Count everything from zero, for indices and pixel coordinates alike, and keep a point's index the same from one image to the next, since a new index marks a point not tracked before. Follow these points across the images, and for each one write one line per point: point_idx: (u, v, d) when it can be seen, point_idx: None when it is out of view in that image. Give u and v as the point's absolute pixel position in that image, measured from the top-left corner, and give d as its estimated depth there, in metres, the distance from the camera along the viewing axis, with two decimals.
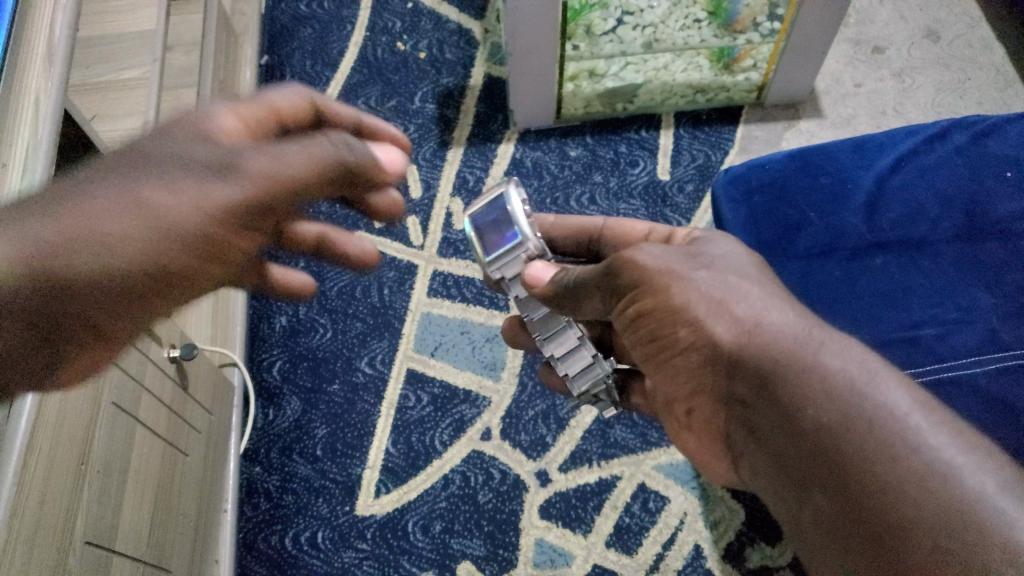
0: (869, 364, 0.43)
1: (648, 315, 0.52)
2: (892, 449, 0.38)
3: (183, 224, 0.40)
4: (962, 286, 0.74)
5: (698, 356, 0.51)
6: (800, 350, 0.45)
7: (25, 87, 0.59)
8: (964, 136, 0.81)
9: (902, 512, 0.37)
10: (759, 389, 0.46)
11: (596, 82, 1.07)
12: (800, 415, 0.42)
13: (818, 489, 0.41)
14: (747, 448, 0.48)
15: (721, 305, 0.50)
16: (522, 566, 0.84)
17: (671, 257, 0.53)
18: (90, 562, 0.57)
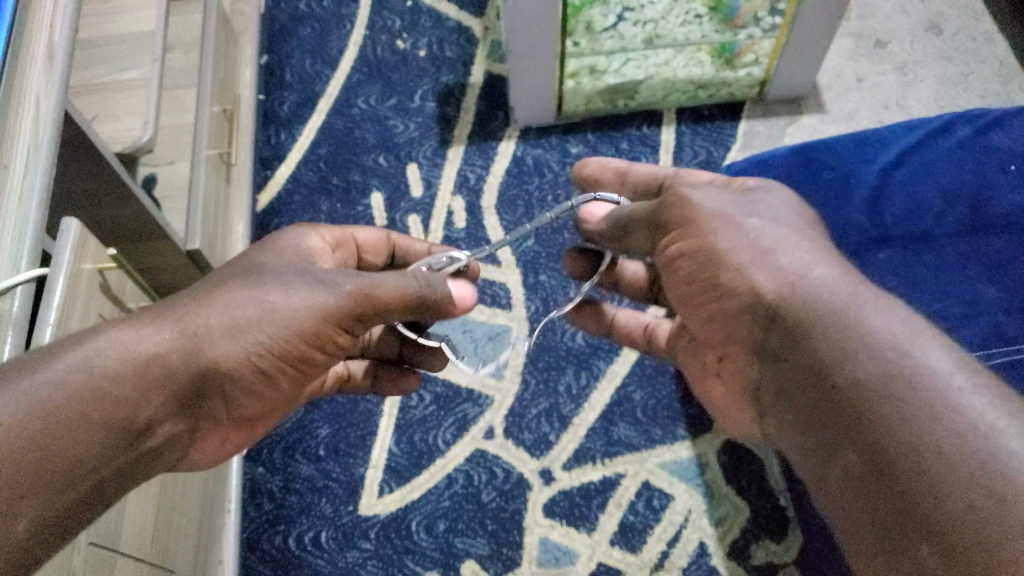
0: (911, 323, 0.43)
1: (691, 254, 0.56)
2: (930, 407, 0.38)
3: (274, 334, 0.52)
4: (965, 279, 0.73)
5: (734, 304, 0.53)
6: (843, 308, 0.45)
7: (25, 86, 0.59)
8: (967, 129, 0.81)
9: (933, 472, 0.36)
10: (795, 345, 0.47)
11: (597, 79, 1.07)
12: (836, 369, 0.43)
13: (846, 447, 0.41)
14: (774, 406, 0.49)
15: (767, 253, 0.51)
16: (526, 565, 0.84)
17: (724, 201, 0.56)
18: (95, 563, 0.57)
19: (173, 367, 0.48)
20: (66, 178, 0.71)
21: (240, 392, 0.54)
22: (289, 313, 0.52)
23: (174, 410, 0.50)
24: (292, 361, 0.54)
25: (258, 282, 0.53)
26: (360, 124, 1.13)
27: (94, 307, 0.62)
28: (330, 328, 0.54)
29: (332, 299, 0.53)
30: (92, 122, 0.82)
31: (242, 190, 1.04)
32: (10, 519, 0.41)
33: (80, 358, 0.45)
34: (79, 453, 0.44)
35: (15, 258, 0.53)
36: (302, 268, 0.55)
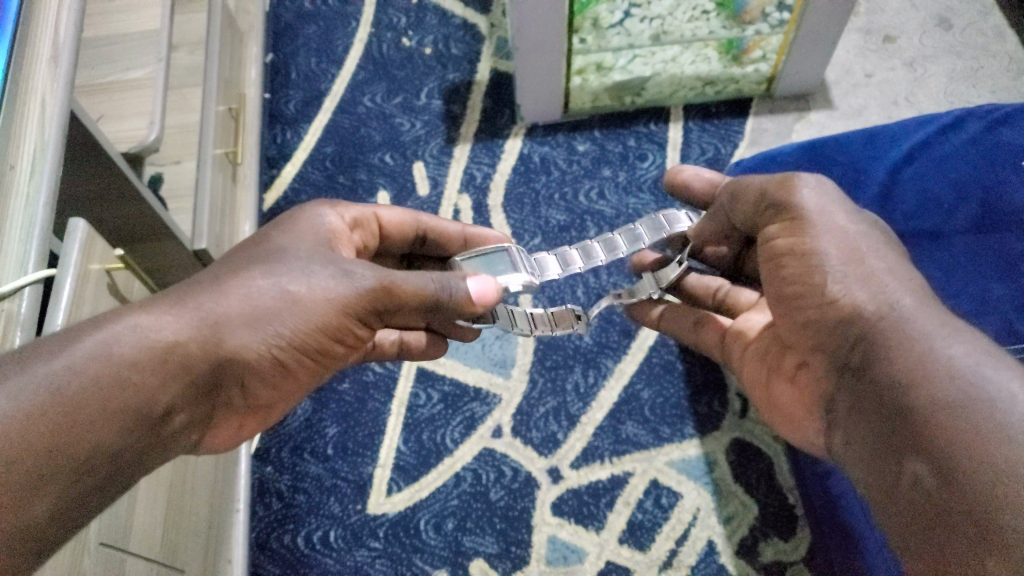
0: (1000, 357, 0.44)
1: (790, 253, 0.58)
2: (1000, 425, 0.40)
3: (290, 325, 0.52)
4: (976, 276, 0.73)
5: (826, 310, 0.54)
6: (939, 336, 0.46)
7: (31, 88, 0.59)
8: (979, 125, 0.80)
9: (991, 485, 0.38)
10: (882, 357, 0.48)
11: (604, 76, 1.06)
12: (918, 387, 0.44)
13: (915, 457, 0.43)
14: (846, 416, 0.52)
15: (869, 273, 0.53)
16: (535, 564, 0.84)
17: (843, 218, 0.57)
18: (105, 564, 0.57)
19: (194, 354, 0.48)
20: (73, 177, 0.71)
21: (257, 381, 0.54)
22: (308, 304, 0.53)
23: (194, 399, 0.50)
24: (309, 353, 0.55)
25: (273, 269, 0.53)
26: (366, 122, 1.12)
27: (102, 309, 0.62)
28: (351, 319, 0.55)
29: (349, 292, 0.54)
30: (98, 122, 0.82)
31: (248, 189, 1.04)
32: (30, 505, 0.40)
33: (101, 344, 0.45)
34: (99, 438, 0.43)
35: (23, 259, 0.53)
36: (315, 257, 0.56)
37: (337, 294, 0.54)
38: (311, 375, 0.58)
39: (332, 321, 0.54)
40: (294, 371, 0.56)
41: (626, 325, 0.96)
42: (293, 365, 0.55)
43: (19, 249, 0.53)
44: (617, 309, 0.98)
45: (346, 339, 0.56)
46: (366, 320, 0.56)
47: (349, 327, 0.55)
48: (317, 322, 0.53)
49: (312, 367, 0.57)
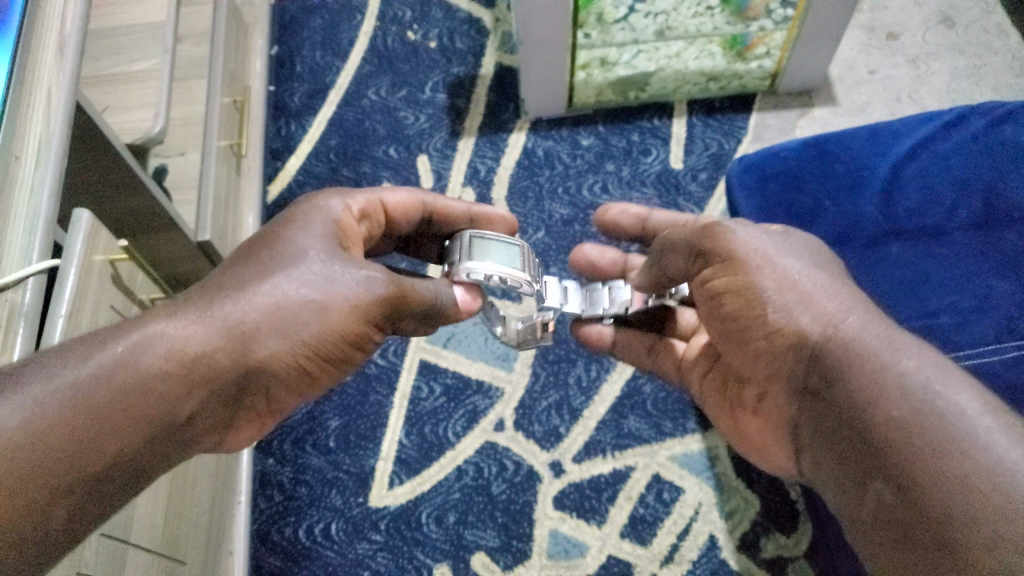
0: (946, 366, 0.45)
1: (731, 291, 0.57)
2: (960, 446, 0.40)
3: (316, 332, 0.50)
4: (977, 272, 0.73)
5: (779, 342, 0.54)
6: (882, 352, 0.47)
7: (37, 78, 0.59)
8: (981, 122, 0.81)
9: (955, 506, 0.38)
10: (836, 381, 0.48)
11: (608, 71, 1.07)
12: (875, 410, 0.44)
13: (881, 481, 0.43)
14: (813, 444, 0.52)
15: (807, 298, 0.53)
16: (537, 557, 0.84)
17: (770, 243, 0.57)
18: (106, 552, 0.57)
19: (219, 364, 0.47)
20: (75, 168, 0.71)
21: (283, 390, 0.52)
22: (332, 311, 0.51)
23: (218, 407, 0.49)
24: (336, 359, 0.53)
25: (294, 271, 0.51)
26: (371, 115, 1.12)
27: (106, 298, 0.62)
28: (365, 328, 0.53)
29: (370, 298, 0.52)
30: (104, 114, 0.82)
31: (252, 181, 1.04)
32: (47, 512, 0.40)
33: (125, 353, 0.45)
34: (117, 448, 0.43)
35: (27, 249, 0.53)
36: (340, 258, 0.53)
37: (346, 301, 0.51)
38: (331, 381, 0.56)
39: (350, 327, 0.52)
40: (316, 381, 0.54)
41: None
42: (315, 376, 0.53)
43: (23, 239, 0.53)
44: None
45: (364, 347, 0.54)
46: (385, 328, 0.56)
47: (367, 336, 0.53)
48: (336, 330, 0.51)
49: (333, 375, 0.55)
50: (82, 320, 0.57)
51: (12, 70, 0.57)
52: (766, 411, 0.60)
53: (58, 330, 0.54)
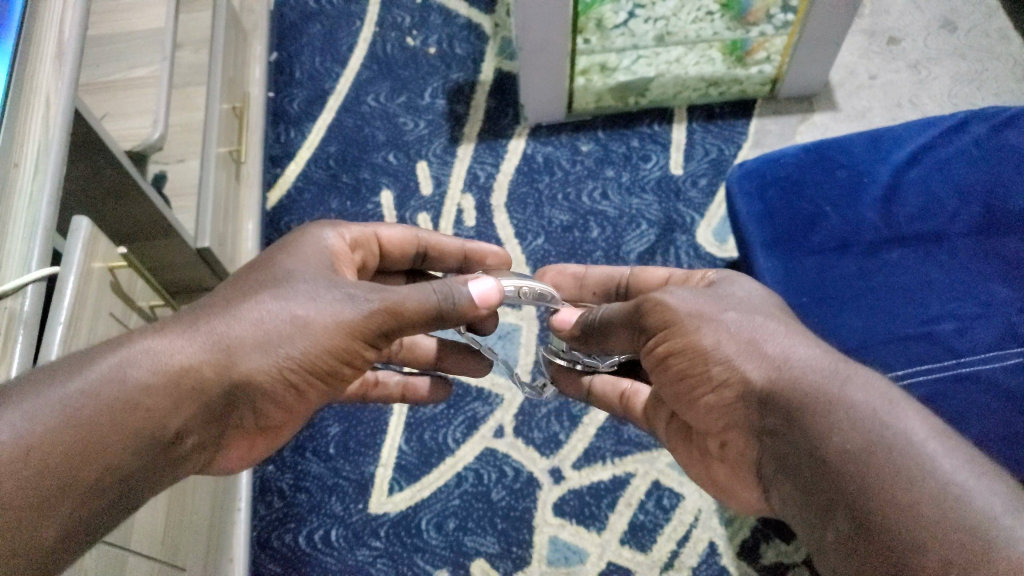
0: (892, 397, 0.45)
1: (677, 353, 0.56)
2: (908, 471, 0.40)
3: (302, 347, 0.52)
4: (979, 278, 0.73)
5: (726, 394, 0.53)
6: (829, 387, 0.47)
7: (36, 87, 0.59)
8: (982, 127, 0.81)
9: (902, 529, 0.38)
10: (792, 422, 0.47)
11: (607, 76, 1.07)
12: (824, 442, 0.44)
13: (835, 513, 0.42)
14: (775, 480, 0.50)
15: (749, 346, 0.52)
16: (537, 564, 0.84)
17: (700, 300, 0.57)
18: (107, 561, 0.57)
19: (206, 378, 0.49)
20: (73, 174, 0.71)
21: (271, 405, 0.53)
22: (317, 325, 0.52)
23: (204, 422, 0.50)
24: (323, 375, 0.54)
25: (286, 292, 0.53)
26: (370, 121, 1.12)
27: (105, 307, 0.62)
28: (354, 347, 0.54)
29: (358, 313, 0.53)
30: (103, 121, 0.82)
31: (251, 187, 1.04)
32: (35, 527, 0.40)
33: (113, 369, 0.46)
34: (106, 462, 0.43)
35: (27, 257, 0.52)
36: (327, 280, 0.55)
37: (333, 318, 0.53)
38: (319, 399, 0.57)
39: (338, 342, 0.53)
40: (304, 395, 0.55)
41: None
42: (302, 390, 0.54)
43: (23, 248, 0.53)
44: None
45: (348, 365, 0.55)
46: (374, 347, 0.55)
47: (355, 354, 0.54)
48: (326, 345, 0.52)
49: (322, 392, 0.56)
50: (81, 328, 0.57)
51: (11, 79, 0.57)
52: (730, 459, 0.57)
53: (57, 337, 0.54)
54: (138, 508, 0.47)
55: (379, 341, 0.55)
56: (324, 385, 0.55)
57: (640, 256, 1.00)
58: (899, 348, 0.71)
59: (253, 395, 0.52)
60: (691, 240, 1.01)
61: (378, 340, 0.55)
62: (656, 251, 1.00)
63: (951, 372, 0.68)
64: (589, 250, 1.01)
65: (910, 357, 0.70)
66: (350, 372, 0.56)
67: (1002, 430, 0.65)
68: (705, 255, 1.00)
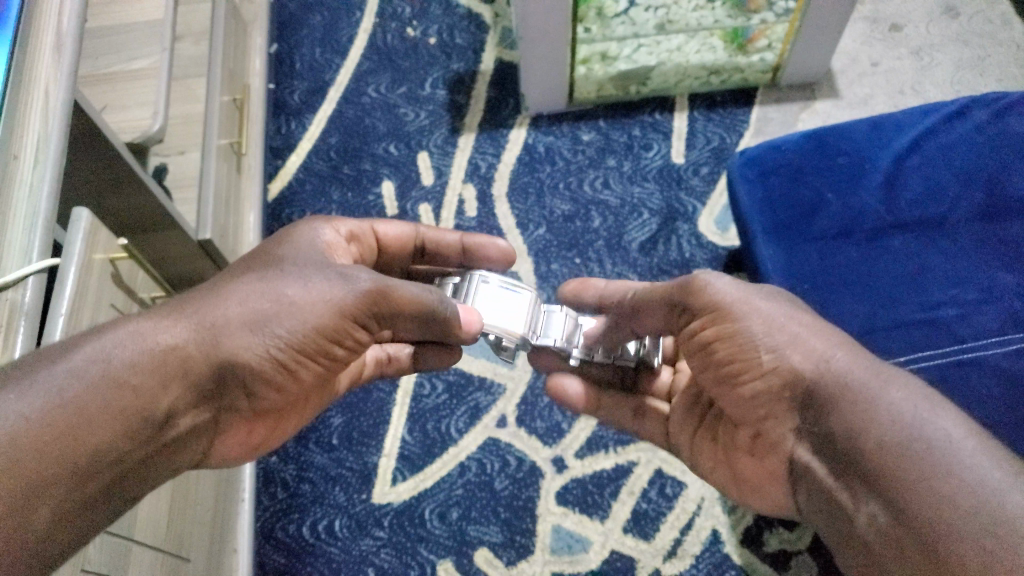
0: (935, 397, 0.46)
1: (721, 338, 0.55)
2: (947, 466, 0.41)
3: (290, 329, 0.52)
4: (981, 264, 0.73)
5: (764, 382, 0.53)
6: (871, 384, 0.47)
7: (36, 78, 0.59)
8: (984, 113, 0.80)
9: (946, 525, 0.39)
10: (832, 415, 0.48)
11: (609, 65, 1.07)
12: (864, 436, 0.45)
13: (877, 504, 0.43)
14: (811, 476, 0.51)
15: (798, 336, 0.52)
16: (540, 553, 0.84)
17: (745, 287, 0.56)
18: (111, 550, 0.57)
19: (191, 357, 0.49)
20: (74, 167, 0.71)
21: (261, 387, 0.54)
22: (305, 308, 0.53)
23: (193, 404, 0.51)
24: (312, 355, 0.55)
25: (274, 277, 0.54)
26: (370, 112, 1.12)
27: (106, 298, 0.62)
28: (343, 330, 0.54)
29: (349, 295, 0.54)
30: (103, 113, 0.82)
31: (252, 179, 1.04)
32: (29, 510, 0.40)
33: (98, 350, 0.46)
34: (98, 443, 0.44)
35: (27, 248, 0.53)
36: (320, 266, 0.56)
37: (321, 301, 0.53)
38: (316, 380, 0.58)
39: (328, 324, 0.53)
40: (297, 376, 0.55)
41: None
42: (295, 371, 0.55)
43: (23, 240, 0.53)
44: None
45: (339, 347, 0.56)
46: (366, 331, 0.56)
47: (344, 336, 0.55)
48: (317, 326, 0.53)
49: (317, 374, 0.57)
50: (82, 319, 0.57)
51: (9, 69, 0.57)
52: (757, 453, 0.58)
53: (58, 329, 0.54)
54: (134, 494, 0.47)
55: (370, 323, 0.56)
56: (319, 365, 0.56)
57: (642, 245, 1.00)
58: (901, 334, 0.71)
59: (246, 376, 0.52)
60: (693, 229, 1.01)
61: (369, 322, 0.56)
62: (658, 240, 1.00)
63: (953, 358, 0.68)
64: (591, 240, 1.01)
65: (911, 342, 0.70)
66: (342, 353, 0.57)
67: (1004, 415, 0.65)
68: (708, 244, 0.99)
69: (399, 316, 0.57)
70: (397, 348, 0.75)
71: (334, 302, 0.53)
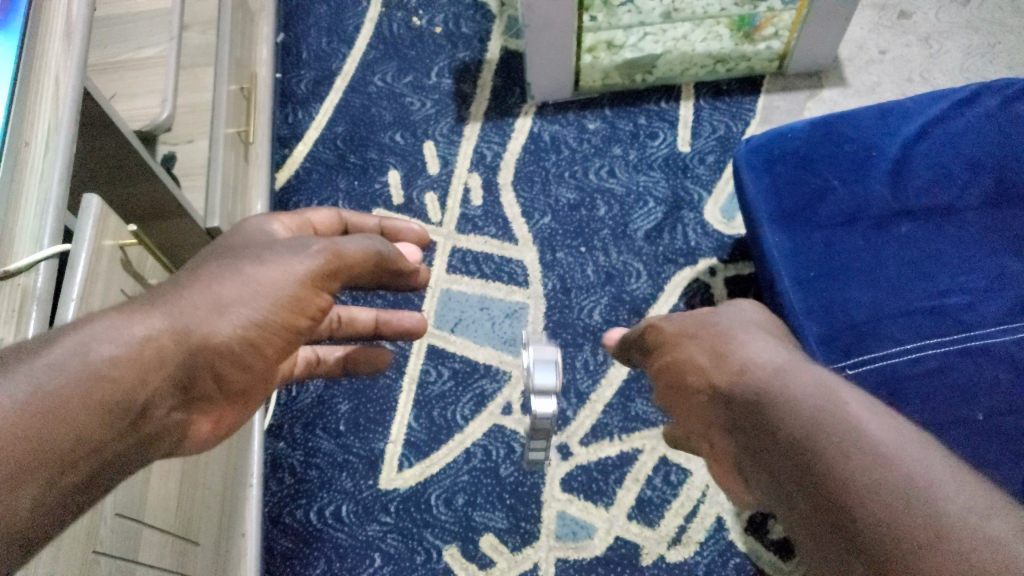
0: (855, 391, 0.40)
1: (665, 366, 0.52)
2: (867, 456, 0.35)
3: (257, 307, 0.49)
4: (988, 252, 0.73)
5: (699, 399, 0.48)
6: (781, 380, 0.41)
7: (45, 66, 0.60)
8: (993, 99, 0.80)
9: (867, 517, 0.33)
10: (754, 418, 0.41)
11: (614, 54, 1.06)
12: (783, 433, 0.39)
13: (797, 507, 0.37)
14: (746, 482, 0.43)
15: (726, 347, 0.47)
16: (545, 539, 0.85)
17: (690, 317, 0.53)
18: (121, 532, 0.58)
19: (167, 349, 0.45)
20: (86, 150, 0.72)
21: (226, 369, 0.50)
22: (265, 282, 0.50)
23: (168, 396, 0.46)
24: (275, 331, 0.51)
25: (236, 264, 0.50)
26: (377, 101, 1.13)
27: (116, 283, 0.62)
28: (299, 304, 0.52)
29: (303, 263, 0.52)
30: (111, 101, 0.83)
31: (260, 168, 1.04)
32: (15, 500, 0.36)
33: (79, 344, 0.41)
34: (83, 434, 0.40)
35: (38, 234, 0.53)
36: (277, 248, 0.53)
37: (271, 281, 0.50)
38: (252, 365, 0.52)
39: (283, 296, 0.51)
40: (252, 356, 0.51)
41: (634, 304, 0.96)
42: (251, 352, 0.51)
43: (33, 226, 0.53)
44: (628, 288, 0.97)
45: (294, 323, 0.53)
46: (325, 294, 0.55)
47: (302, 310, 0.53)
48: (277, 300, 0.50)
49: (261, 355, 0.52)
50: (93, 303, 0.58)
51: (20, 56, 0.58)
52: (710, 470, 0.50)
53: (69, 314, 0.54)
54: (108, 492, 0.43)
55: (321, 290, 0.54)
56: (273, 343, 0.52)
57: (647, 234, 1.00)
58: (906, 321, 0.71)
59: (210, 363, 0.48)
60: (700, 218, 1.01)
61: (321, 287, 0.54)
62: (663, 229, 1.00)
63: (960, 345, 0.68)
64: (597, 229, 1.01)
65: (917, 329, 0.70)
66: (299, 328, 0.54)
67: (1009, 403, 0.65)
68: (713, 233, 0.99)
69: (351, 274, 0.57)
70: (328, 351, 0.75)
71: (286, 278, 0.51)
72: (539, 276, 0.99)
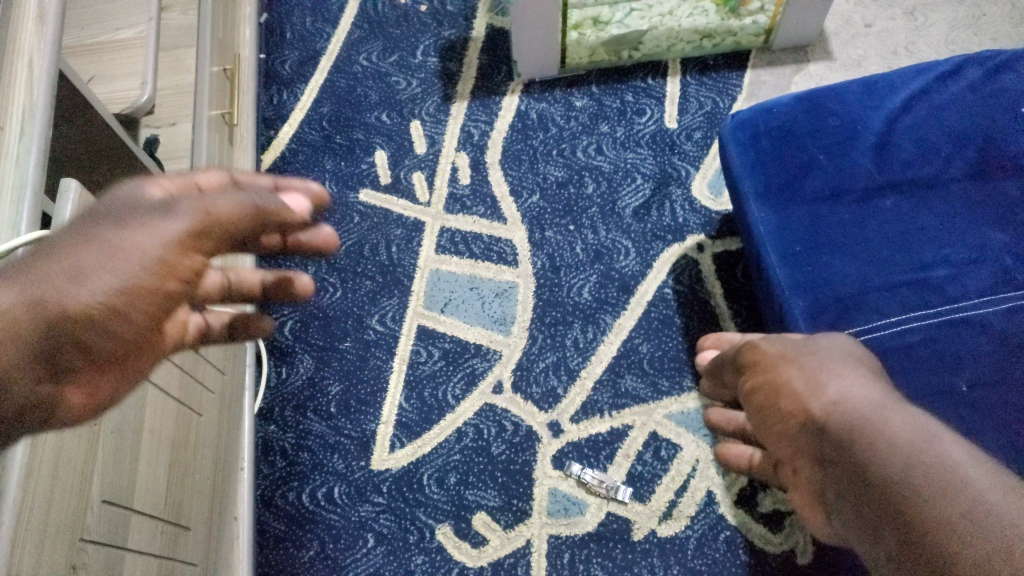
0: (933, 430, 0.46)
1: (757, 389, 0.59)
2: (943, 492, 0.41)
3: (117, 271, 0.38)
4: (974, 223, 0.73)
5: (792, 425, 0.54)
6: (876, 415, 0.48)
7: (18, 48, 0.59)
8: (978, 71, 0.80)
9: (949, 546, 0.39)
10: (841, 447, 0.48)
11: (601, 31, 1.05)
12: (870, 466, 0.45)
13: (881, 532, 0.43)
14: (833, 508, 0.49)
15: (818, 382, 0.53)
16: (537, 516, 0.85)
17: (791, 344, 0.59)
18: (109, 521, 0.57)
19: (18, 321, 0.36)
20: (63, 137, 0.71)
21: (105, 344, 0.39)
22: (125, 246, 0.39)
23: (31, 374, 0.37)
24: (156, 298, 0.40)
25: (101, 223, 0.40)
26: (362, 81, 1.12)
27: None
28: (173, 267, 0.40)
29: (173, 225, 0.40)
30: (89, 83, 0.81)
31: (246, 149, 1.03)
32: None
33: None
34: None
35: (16, 220, 0.51)
36: (154, 202, 0.41)
37: (131, 243, 0.39)
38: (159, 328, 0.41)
39: (149, 260, 0.39)
40: (141, 328, 0.40)
41: (624, 281, 0.96)
42: (134, 323, 0.40)
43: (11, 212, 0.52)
44: (616, 265, 0.97)
45: (168, 287, 0.40)
46: (201, 251, 0.42)
47: (173, 273, 0.40)
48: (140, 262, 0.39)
49: (156, 320, 0.41)
50: None
51: None
52: (798, 493, 0.56)
53: None
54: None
55: (197, 246, 0.41)
56: (163, 306, 0.41)
57: (635, 211, 1.00)
58: (892, 294, 0.71)
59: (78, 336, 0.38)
60: (687, 194, 1.01)
61: (195, 243, 0.41)
62: (651, 206, 1.00)
63: (945, 318, 0.69)
64: (585, 207, 1.01)
65: (903, 303, 0.70)
66: (179, 291, 0.41)
67: (995, 373, 0.66)
68: (701, 209, 1.00)
69: (230, 237, 0.43)
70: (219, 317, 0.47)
71: (159, 243, 0.40)
72: (528, 255, 0.99)
